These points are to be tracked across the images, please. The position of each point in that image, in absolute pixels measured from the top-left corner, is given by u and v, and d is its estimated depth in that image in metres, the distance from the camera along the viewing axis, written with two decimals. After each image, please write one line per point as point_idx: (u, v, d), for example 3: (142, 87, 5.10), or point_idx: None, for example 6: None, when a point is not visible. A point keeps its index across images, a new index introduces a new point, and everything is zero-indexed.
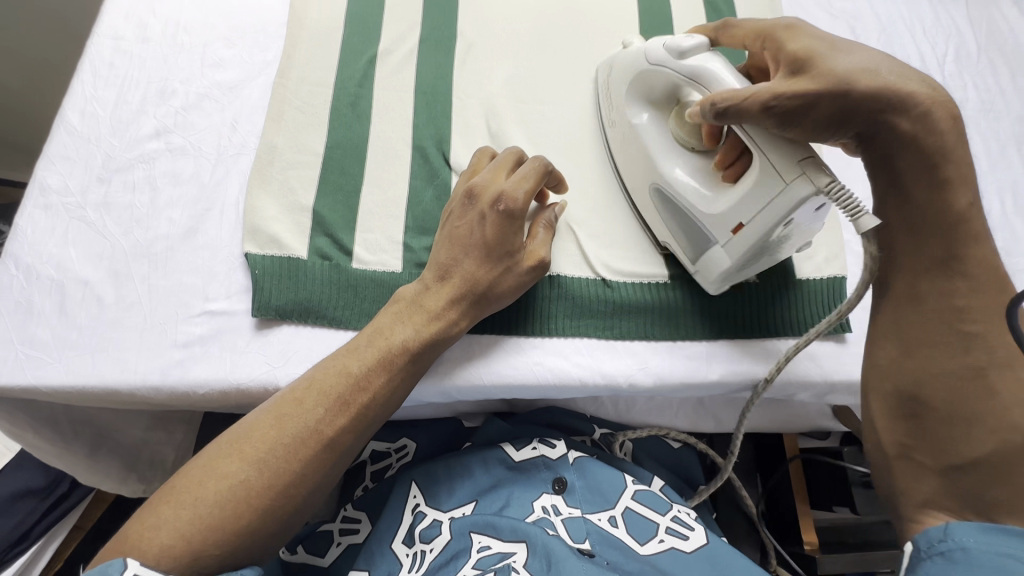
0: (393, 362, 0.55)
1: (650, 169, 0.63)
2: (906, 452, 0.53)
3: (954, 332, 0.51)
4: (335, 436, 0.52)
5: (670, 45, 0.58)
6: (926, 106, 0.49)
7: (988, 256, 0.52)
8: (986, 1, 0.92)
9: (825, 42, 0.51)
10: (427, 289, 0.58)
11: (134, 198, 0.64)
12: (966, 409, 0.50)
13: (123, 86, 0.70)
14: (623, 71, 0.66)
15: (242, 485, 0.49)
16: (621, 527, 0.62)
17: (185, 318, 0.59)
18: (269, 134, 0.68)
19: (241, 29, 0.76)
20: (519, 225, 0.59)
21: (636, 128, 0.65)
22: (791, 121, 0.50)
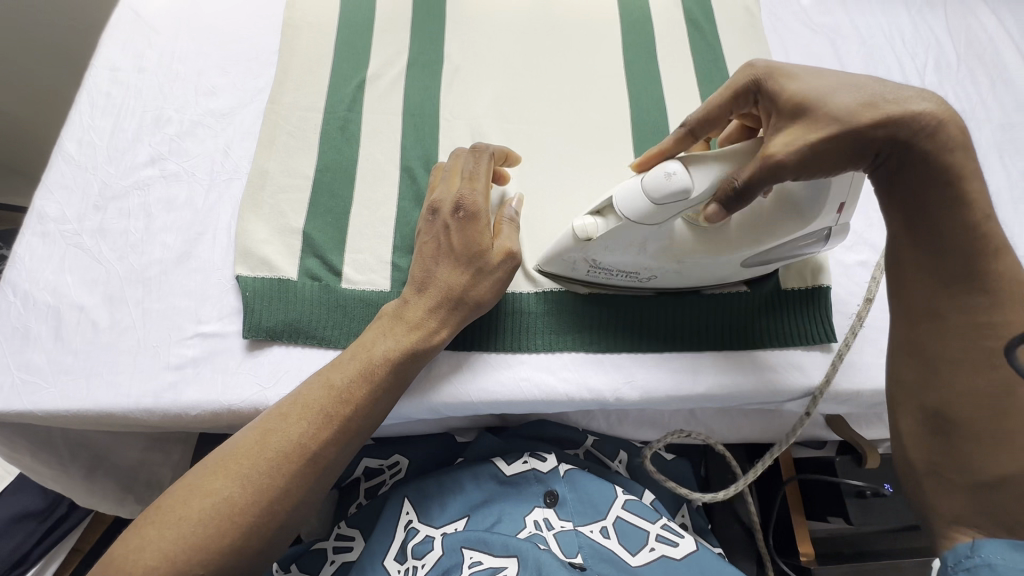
0: (376, 373, 0.56)
1: (731, 262, 0.60)
2: (937, 471, 0.50)
3: (978, 348, 0.49)
4: (319, 449, 0.53)
5: (666, 198, 0.52)
6: (935, 121, 0.47)
7: (1014, 270, 0.49)
8: (964, 12, 0.93)
9: (810, 78, 0.50)
10: (405, 302, 0.59)
11: (129, 224, 0.66)
12: (1002, 430, 0.46)
13: (119, 115, 0.72)
14: (615, 249, 0.59)
15: (225, 503, 0.50)
16: (613, 537, 0.62)
17: (178, 341, 0.60)
18: (261, 158, 0.70)
19: (234, 58, 0.78)
20: (481, 226, 0.60)
21: (689, 261, 0.60)
22: (807, 168, 0.49)
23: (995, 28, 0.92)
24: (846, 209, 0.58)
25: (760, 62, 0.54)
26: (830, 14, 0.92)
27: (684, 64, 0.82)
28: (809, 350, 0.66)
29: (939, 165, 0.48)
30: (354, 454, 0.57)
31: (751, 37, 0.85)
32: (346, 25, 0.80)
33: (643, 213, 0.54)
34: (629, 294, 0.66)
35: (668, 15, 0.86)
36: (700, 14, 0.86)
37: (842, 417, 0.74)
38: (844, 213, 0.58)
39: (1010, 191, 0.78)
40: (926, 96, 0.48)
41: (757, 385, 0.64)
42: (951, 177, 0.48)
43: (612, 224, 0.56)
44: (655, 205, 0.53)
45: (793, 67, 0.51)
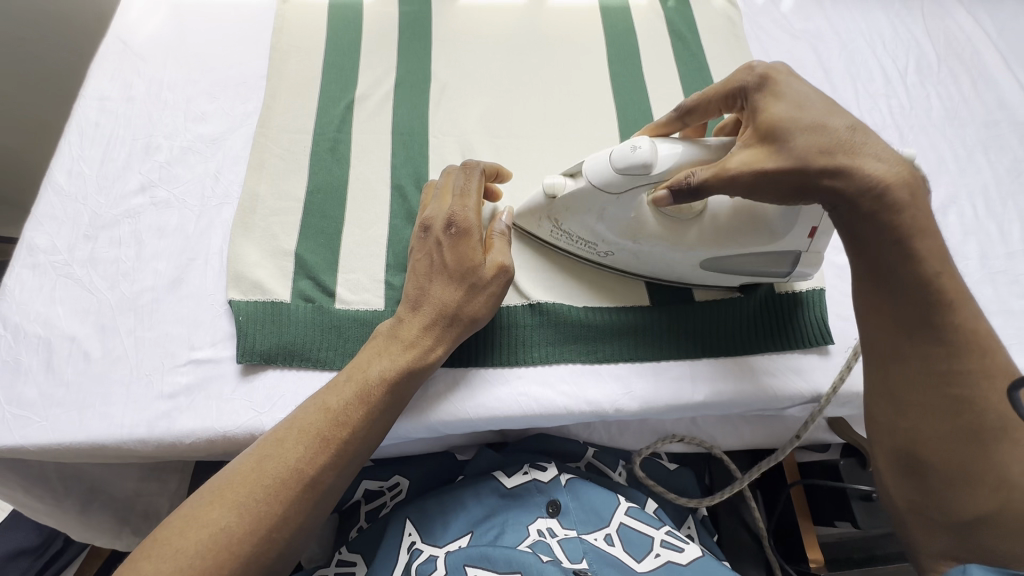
0: (373, 394, 0.55)
1: (686, 260, 0.63)
2: (916, 508, 0.52)
3: (943, 395, 0.50)
4: (317, 474, 0.52)
5: (624, 167, 0.56)
6: (882, 183, 0.49)
7: (967, 320, 0.51)
8: (941, 14, 0.95)
9: (791, 103, 0.51)
10: (399, 322, 0.59)
11: (120, 252, 0.66)
12: (970, 470, 0.49)
13: (109, 144, 0.72)
14: (578, 213, 0.62)
15: (221, 533, 0.49)
16: (617, 545, 0.61)
17: (171, 368, 0.60)
18: (252, 182, 0.70)
19: (223, 83, 0.79)
20: (473, 243, 0.59)
21: (645, 245, 0.62)
22: (756, 191, 0.52)
23: (973, 29, 0.94)
24: (817, 235, 0.60)
25: (759, 65, 0.55)
26: (810, 20, 0.94)
27: (669, 75, 0.83)
28: (807, 353, 0.66)
29: (889, 224, 0.49)
30: (353, 478, 0.56)
31: (732, 48, 0.87)
32: (334, 48, 0.81)
33: (605, 179, 0.58)
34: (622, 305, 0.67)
35: (652, 28, 0.88)
36: (682, 27, 0.88)
37: (844, 419, 0.74)
38: (818, 241, 0.60)
39: (997, 188, 0.79)
40: (883, 156, 0.50)
41: (756, 391, 0.63)
42: (901, 236, 0.49)
43: (580, 186, 0.60)
44: (615, 171, 0.57)
45: (784, 84, 0.53)
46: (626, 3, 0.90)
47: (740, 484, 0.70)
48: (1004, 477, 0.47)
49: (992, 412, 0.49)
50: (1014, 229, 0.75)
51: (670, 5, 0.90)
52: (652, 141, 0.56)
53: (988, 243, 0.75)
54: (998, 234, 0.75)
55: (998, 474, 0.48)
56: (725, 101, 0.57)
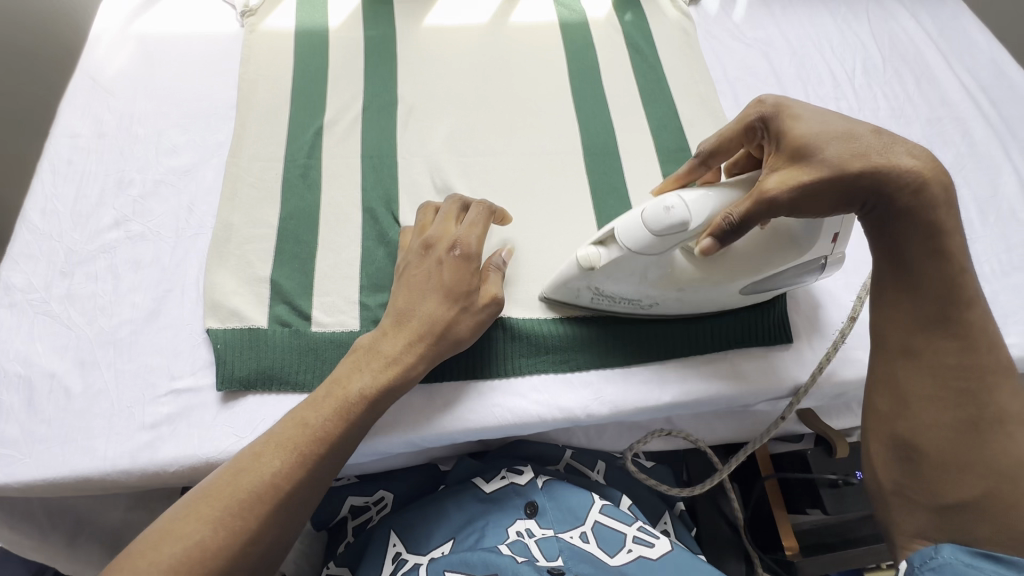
0: (350, 412, 0.57)
1: (728, 290, 0.64)
2: (901, 491, 0.55)
3: (948, 387, 0.54)
4: (292, 488, 0.54)
5: (665, 229, 0.55)
6: (919, 179, 0.52)
7: (980, 320, 0.54)
8: (885, 17, 1.00)
9: (813, 122, 0.55)
10: (384, 336, 0.61)
11: (97, 287, 0.67)
12: (961, 458, 0.52)
13: (81, 181, 0.74)
14: (618, 277, 0.61)
15: (193, 548, 0.50)
16: (592, 542, 0.64)
17: (152, 399, 0.61)
18: (225, 212, 0.71)
19: (193, 115, 0.80)
20: (473, 267, 0.62)
21: (689, 290, 0.63)
22: (798, 208, 0.54)
23: (915, 30, 0.98)
24: (840, 238, 0.63)
25: (768, 99, 0.59)
26: (761, 28, 0.98)
27: (628, 88, 0.87)
28: (768, 351, 0.69)
29: (922, 222, 0.53)
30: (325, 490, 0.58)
31: (688, 59, 0.90)
32: (301, 76, 0.83)
33: (645, 245, 0.57)
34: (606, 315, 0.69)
35: (610, 42, 0.91)
36: (639, 40, 0.91)
37: (811, 409, 0.77)
38: (839, 242, 0.64)
39: None
40: (915, 153, 0.53)
41: (720, 389, 0.66)
42: (930, 232, 0.53)
43: (615, 254, 0.59)
44: (655, 235, 0.56)
45: (797, 108, 0.56)
46: (584, 19, 0.93)
47: (720, 475, 0.73)
48: (994, 465, 0.51)
49: (991, 407, 0.53)
50: None
51: (627, 19, 0.93)
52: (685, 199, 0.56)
53: None
54: None
55: (989, 462, 0.52)
56: (746, 137, 0.60)
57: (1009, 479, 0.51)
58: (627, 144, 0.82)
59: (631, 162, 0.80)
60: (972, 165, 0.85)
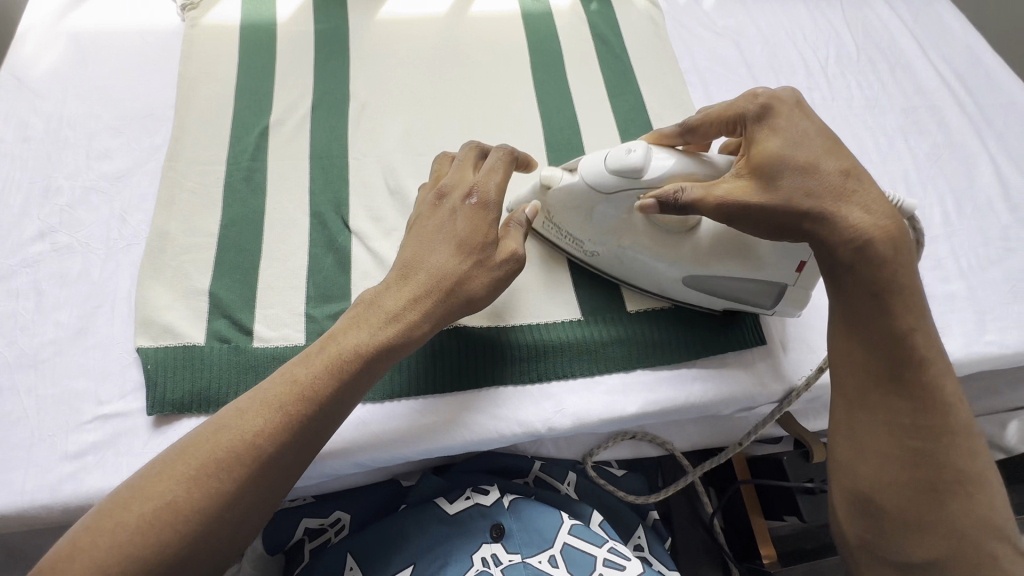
0: (343, 368, 0.52)
1: (669, 274, 0.62)
2: (865, 545, 0.54)
3: (903, 446, 0.51)
4: (275, 453, 0.49)
5: (618, 169, 0.56)
6: (863, 238, 0.50)
7: (937, 378, 0.52)
8: (859, 4, 0.97)
9: (785, 142, 0.52)
10: (387, 289, 0.56)
11: (18, 305, 0.62)
12: (922, 520, 0.51)
13: (3, 190, 0.68)
14: (571, 209, 0.61)
15: (167, 507, 0.46)
16: (562, 566, 0.61)
17: (75, 427, 0.56)
18: (160, 220, 0.67)
19: (128, 116, 0.75)
20: (491, 217, 0.58)
21: (628, 250, 0.62)
22: (735, 221, 0.54)
23: (889, 16, 0.96)
24: (806, 271, 0.59)
25: (763, 94, 0.55)
26: (732, 17, 0.94)
27: (593, 81, 0.83)
28: (740, 356, 0.66)
29: (869, 277, 0.51)
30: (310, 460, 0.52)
31: (655, 50, 0.87)
32: (247, 72, 0.78)
33: (599, 179, 0.58)
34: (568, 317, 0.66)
35: (574, 33, 0.87)
36: (605, 29, 0.87)
37: (789, 412, 0.73)
38: (805, 277, 0.59)
39: (917, 173, 0.80)
40: (871, 208, 0.51)
41: (689, 398, 0.63)
42: (880, 288, 0.51)
43: (574, 181, 0.60)
44: (611, 175, 0.57)
45: (780, 118, 0.53)
46: (548, 9, 0.89)
47: (692, 476, 0.70)
48: (956, 526, 0.50)
49: (950, 467, 0.51)
50: (933, 213, 0.77)
51: (592, 8, 0.89)
52: (650, 151, 0.56)
53: None
54: (919, 219, 0.77)
55: (950, 523, 0.50)
56: (725, 127, 0.56)
57: (971, 542, 0.50)
58: (592, 139, 0.78)
59: None
60: (947, 155, 0.82)
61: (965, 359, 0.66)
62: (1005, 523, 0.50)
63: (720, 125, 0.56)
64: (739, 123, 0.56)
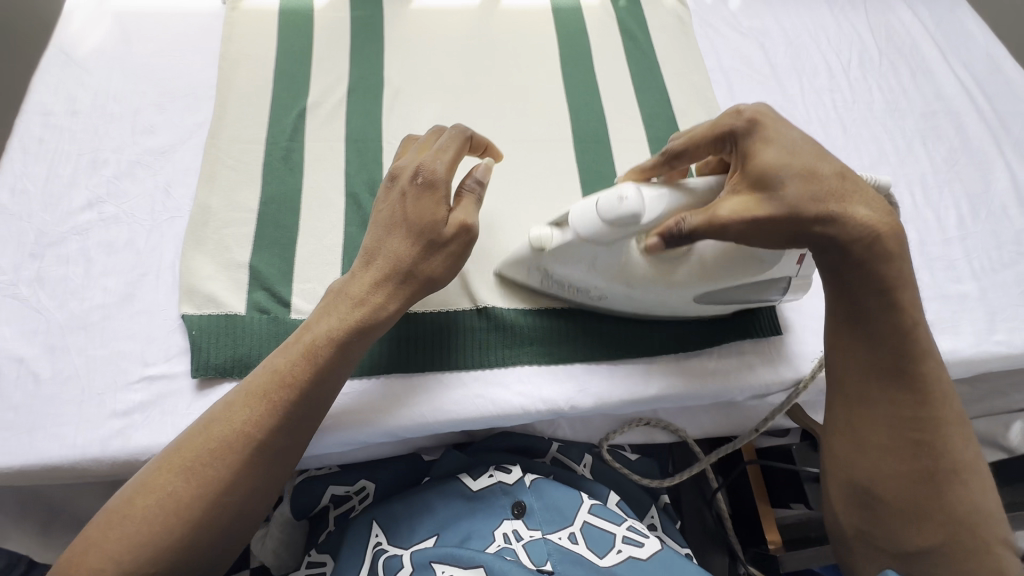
0: (319, 354, 0.55)
1: (681, 296, 0.62)
2: (863, 534, 0.58)
3: (904, 438, 0.55)
4: (265, 438, 0.53)
5: (617, 224, 0.54)
6: (873, 234, 0.52)
7: (933, 370, 0.55)
8: (882, 9, 0.98)
9: (782, 150, 0.52)
10: (352, 278, 0.58)
11: (68, 270, 0.65)
12: (921, 510, 0.54)
13: (53, 160, 0.71)
14: (565, 260, 0.60)
15: (168, 498, 0.50)
16: (580, 542, 0.63)
17: (123, 386, 0.59)
18: (203, 195, 0.69)
19: (172, 94, 0.78)
20: (439, 198, 0.56)
21: (637, 290, 0.61)
22: (747, 237, 0.53)
23: (912, 22, 0.97)
24: (806, 262, 0.62)
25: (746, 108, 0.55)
26: (758, 18, 0.96)
27: (620, 76, 0.85)
28: (757, 343, 0.68)
29: (877, 276, 0.53)
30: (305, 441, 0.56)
31: (682, 47, 0.89)
32: (285, 56, 0.81)
33: (594, 232, 0.55)
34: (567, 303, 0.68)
35: (603, 28, 0.89)
36: (633, 26, 0.89)
37: (800, 405, 0.76)
38: (805, 265, 0.62)
39: (934, 176, 0.82)
40: (874, 206, 0.53)
41: (706, 384, 0.66)
42: (884, 288, 0.53)
43: (566, 237, 0.58)
44: (609, 228, 0.54)
45: (773, 125, 0.53)
46: (577, 5, 0.91)
47: (701, 463, 0.75)
48: (954, 514, 0.53)
49: (948, 457, 0.54)
50: (949, 216, 0.79)
51: (621, 4, 0.91)
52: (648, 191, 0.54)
53: (927, 229, 0.78)
54: (935, 221, 0.79)
55: (948, 511, 0.54)
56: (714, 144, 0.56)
57: (967, 528, 0.53)
58: (618, 132, 0.80)
59: (622, 150, 0.79)
60: (964, 161, 0.84)
61: (975, 356, 0.69)
62: (993, 506, 0.54)
63: (703, 146, 0.57)
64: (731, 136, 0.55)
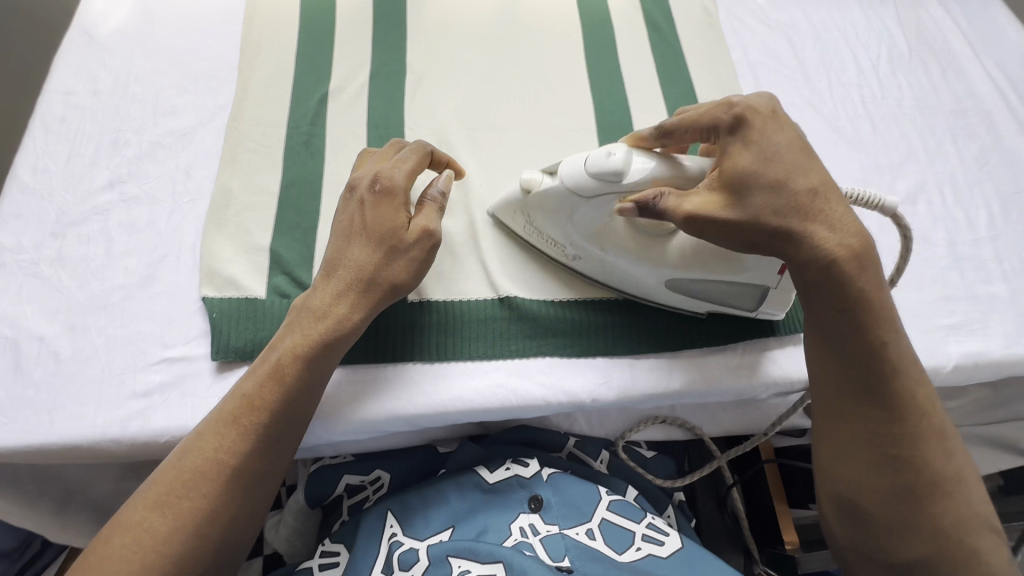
0: (286, 372, 0.54)
1: (654, 278, 0.62)
2: (854, 547, 0.56)
3: (884, 452, 0.52)
4: (240, 461, 0.52)
5: (599, 173, 0.56)
6: (830, 258, 0.51)
7: (907, 382, 0.53)
8: (912, 4, 0.96)
9: (756, 155, 0.52)
10: (313, 290, 0.58)
11: (89, 250, 0.64)
12: (906, 522, 0.52)
13: (75, 139, 0.71)
14: (550, 209, 0.62)
15: (145, 537, 0.49)
16: (598, 539, 0.63)
17: (143, 367, 0.59)
18: (224, 178, 0.69)
19: (194, 75, 0.77)
20: (398, 205, 0.59)
21: (611, 255, 0.63)
22: (704, 234, 0.54)
23: (943, 18, 0.95)
24: (784, 275, 0.59)
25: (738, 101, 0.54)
26: (785, 11, 0.94)
27: (646, 67, 0.84)
28: (782, 340, 0.67)
29: (841, 290, 0.52)
30: (285, 462, 0.56)
31: (708, 39, 0.87)
32: (307, 40, 0.80)
33: (579, 180, 0.58)
34: (564, 297, 0.67)
35: (628, 18, 0.88)
36: (659, 16, 0.88)
37: None
38: (784, 279, 0.60)
39: (964, 175, 0.81)
40: (839, 225, 0.52)
41: (731, 380, 0.65)
42: (851, 301, 0.52)
43: (555, 184, 0.61)
44: (592, 177, 0.57)
45: (753, 127, 0.53)
46: None
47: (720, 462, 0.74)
48: (935, 528, 0.51)
49: (926, 470, 0.52)
50: (979, 216, 0.78)
51: None
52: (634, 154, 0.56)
53: (957, 229, 0.76)
54: (965, 221, 0.77)
55: (931, 524, 0.52)
56: (702, 134, 0.56)
57: (951, 542, 0.51)
58: (643, 123, 0.79)
59: None
60: (996, 160, 0.82)
61: (1005, 359, 0.67)
62: (978, 519, 0.52)
63: (695, 131, 0.56)
64: (714, 129, 0.55)
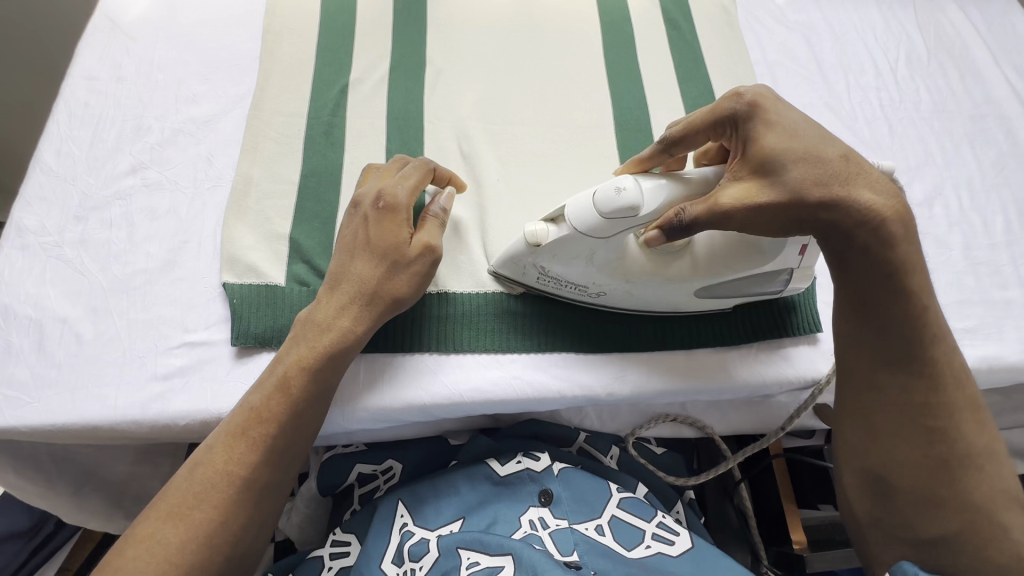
0: (292, 385, 0.55)
1: (682, 291, 0.62)
2: (877, 523, 0.58)
3: (921, 424, 0.55)
4: (249, 474, 0.53)
5: (614, 212, 0.54)
6: (878, 216, 0.51)
7: (944, 355, 0.55)
8: (932, 8, 0.96)
9: (785, 134, 0.52)
10: (317, 304, 0.58)
11: (111, 234, 0.65)
12: (937, 496, 0.54)
13: (98, 125, 0.71)
14: (561, 256, 0.59)
15: (157, 549, 0.49)
16: (607, 535, 0.63)
17: (164, 351, 0.59)
18: (245, 166, 0.69)
19: (215, 64, 0.78)
20: (400, 220, 0.59)
21: (637, 284, 0.61)
22: (745, 224, 0.53)
23: (963, 23, 0.95)
24: (807, 252, 0.61)
25: (744, 91, 0.55)
26: (804, 12, 0.94)
27: (664, 66, 0.84)
28: (795, 339, 0.67)
29: (886, 261, 0.52)
30: (292, 472, 0.56)
31: (727, 39, 0.87)
32: (327, 31, 0.80)
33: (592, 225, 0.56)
34: None
35: (647, 16, 0.88)
36: (678, 15, 0.88)
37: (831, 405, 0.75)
38: (806, 257, 0.62)
39: (981, 180, 0.81)
40: (878, 188, 0.52)
41: (743, 377, 0.65)
42: (894, 272, 0.53)
43: (564, 232, 0.57)
44: (605, 218, 0.55)
45: (773, 110, 0.53)
46: None
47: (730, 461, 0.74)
48: (968, 500, 0.54)
49: (961, 443, 0.54)
50: (996, 221, 0.77)
51: None
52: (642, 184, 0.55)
53: (973, 234, 0.76)
54: (982, 226, 0.77)
55: (963, 498, 0.54)
56: (713, 129, 0.56)
57: (984, 516, 0.53)
58: (661, 121, 0.79)
59: None
60: (1013, 166, 0.82)
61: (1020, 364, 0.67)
62: (1010, 491, 0.54)
63: (703, 130, 0.56)
64: (731, 119, 0.55)
